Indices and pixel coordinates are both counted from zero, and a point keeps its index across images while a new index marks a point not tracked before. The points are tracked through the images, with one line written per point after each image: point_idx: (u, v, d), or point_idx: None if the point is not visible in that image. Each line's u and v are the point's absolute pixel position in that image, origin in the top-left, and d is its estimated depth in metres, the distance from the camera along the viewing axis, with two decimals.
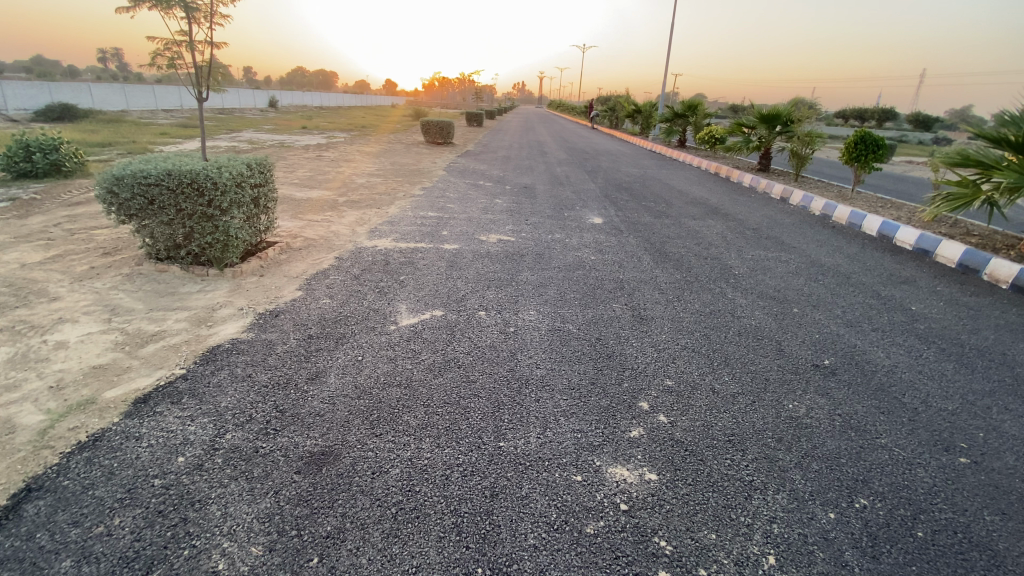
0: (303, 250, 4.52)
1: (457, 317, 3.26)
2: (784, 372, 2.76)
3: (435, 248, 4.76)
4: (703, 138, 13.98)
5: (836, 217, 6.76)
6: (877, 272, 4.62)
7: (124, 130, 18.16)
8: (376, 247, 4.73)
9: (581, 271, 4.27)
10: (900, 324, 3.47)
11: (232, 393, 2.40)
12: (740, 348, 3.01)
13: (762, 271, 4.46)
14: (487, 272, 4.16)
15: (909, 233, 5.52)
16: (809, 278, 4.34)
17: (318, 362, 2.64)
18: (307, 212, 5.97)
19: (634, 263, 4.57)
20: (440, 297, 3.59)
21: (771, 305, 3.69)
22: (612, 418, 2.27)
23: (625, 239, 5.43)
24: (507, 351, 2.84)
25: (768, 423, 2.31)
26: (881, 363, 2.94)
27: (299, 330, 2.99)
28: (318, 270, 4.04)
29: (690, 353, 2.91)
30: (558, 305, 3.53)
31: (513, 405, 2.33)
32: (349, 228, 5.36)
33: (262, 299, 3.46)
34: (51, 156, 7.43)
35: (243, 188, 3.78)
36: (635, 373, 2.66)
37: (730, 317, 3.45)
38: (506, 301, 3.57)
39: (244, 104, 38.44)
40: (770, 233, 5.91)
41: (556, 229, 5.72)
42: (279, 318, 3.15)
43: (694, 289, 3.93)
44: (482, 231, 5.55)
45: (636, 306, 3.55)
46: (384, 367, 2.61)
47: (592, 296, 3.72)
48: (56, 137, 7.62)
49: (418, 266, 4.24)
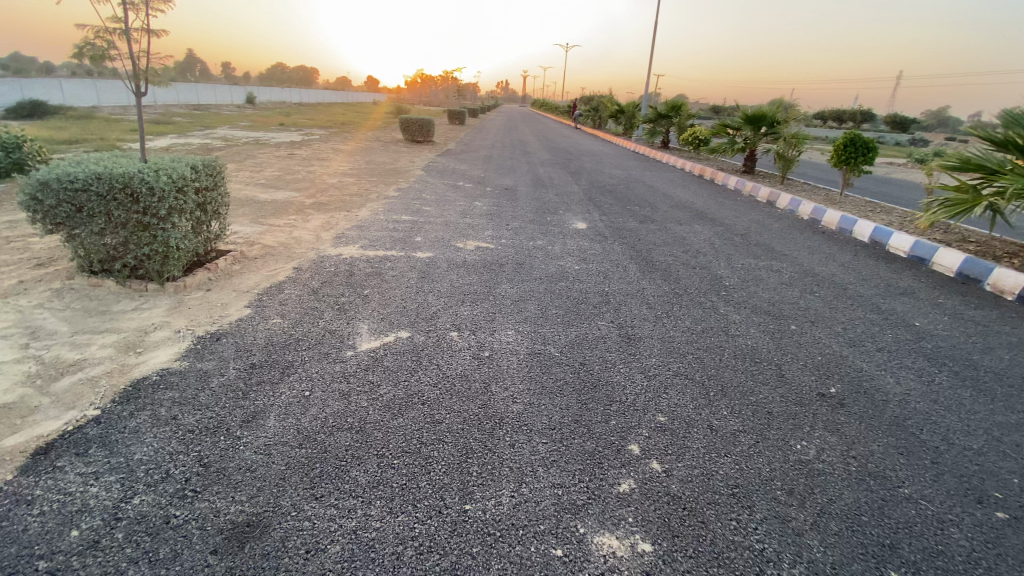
0: (258, 260, 4.12)
1: (425, 339, 2.92)
2: (787, 404, 2.47)
3: (406, 257, 4.41)
4: (686, 139, 13.81)
5: (826, 222, 6.57)
6: (874, 282, 4.40)
7: (90, 126, 17.32)
8: (341, 256, 4.36)
9: (564, 283, 3.95)
10: (906, 343, 3.24)
11: (150, 442, 2.02)
12: (737, 374, 2.72)
13: (755, 282, 4.19)
14: (463, 284, 3.83)
15: (903, 240, 5.33)
16: (805, 289, 4.09)
17: (257, 401, 2.29)
18: (271, 215, 5.55)
19: (621, 273, 4.28)
20: (409, 315, 3.24)
21: (767, 322, 3.41)
22: (598, 467, 1.95)
23: (610, 246, 5.14)
24: (478, 380, 2.51)
25: (775, 470, 2.02)
26: (892, 391, 2.69)
27: (240, 359, 2.63)
28: (274, 283, 3.66)
29: (684, 381, 2.60)
30: (538, 323, 3.21)
31: (483, 452, 2.00)
32: (314, 234, 4.96)
33: (204, 318, 3.06)
34: (14, 155, 6.89)
35: (186, 193, 3.37)
36: (623, 407, 2.34)
37: (724, 336, 3.16)
38: (482, 318, 3.24)
39: (221, 100, 37.34)
40: (760, 240, 5.66)
41: (538, 235, 5.41)
42: (221, 344, 2.77)
43: (685, 304, 3.64)
44: (458, 236, 5.21)
45: (623, 324, 3.25)
46: (335, 406, 2.27)
47: (575, 312, 3.40)
48: (20, 135, 7.10)
49: (386, 277, 3.88)
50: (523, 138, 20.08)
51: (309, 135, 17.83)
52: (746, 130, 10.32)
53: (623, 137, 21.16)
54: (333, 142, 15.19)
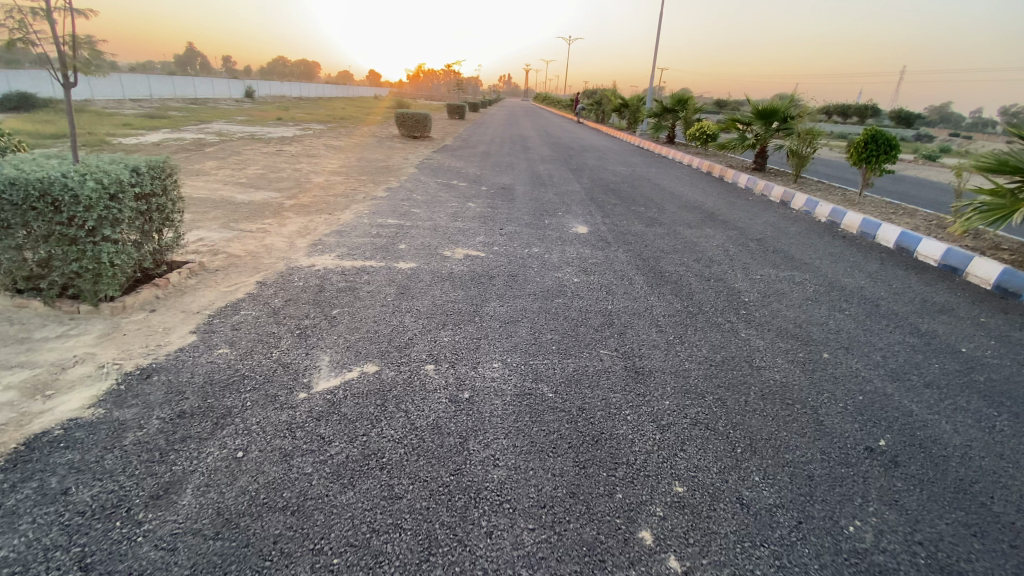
0: (218, 273, 3.67)
1: (394, 374, 2.45)
2: (830, 465, 2.02)
3: (385, 268, 3.93)
4: (694, 133, 13.27)
5: (846, 225, 6.08)
6: (907, 297, 3.93)
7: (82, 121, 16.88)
8: (313, 267, 3.90)
9: (561, 299, 3.50)
10: (957, 377, 2.76)
11: (25, 528, 1.58)
12: (766, 422, 2.26)
13: (776, 298, 3.73)
14: (445, 301, 3.36)
15: (933, 247, 4.85)
16: (832, 307, 3.63)
17: (175, 468, 1.86)
18: (244, 219, 5.12)
19: (625, 287, 3.83)
20: (379, 341, 2.77)
21: (795, 349, 2.96)
22: (599, 571, 1.50)
23: (614, 253, 4.68)
24: (453, 433, 2.06)
25: (825, 568, 1.56)
26: (950, 443, 2.22)
27: (167, 405, 2.20)
28: (229, 302, 3.21)
29: (705, 434, 2.14)
30: (530, 352, 2.74)
31: (451, 547, 1.55)
32: (288, 241, 4.51)
33: (138, 349, 2.64)
34: None
35: (122, 200, 2.93)
36: (631, 473, 1.90)
37: (748, 369, 2.70)
38: (463, 345, 2.77)
39: (219, 94, 36.81)
40: (777, 246, 5.19)
41: (535, 241, 4.95)
42: (150, 385, 2.34)
43: (699, 325, 3.19)
44: (447, 243, 4.75)
45: (629, 353, 2.79)
46: (269, 474, 1.82)
47: (574, 337, 2.94)
48: None
49: (359, 293, 3.41)
50: (524, 133, 19.59)
51: (304, 130, 17.38)
52: (757, 125, 9.80)
53: (626, 132, 20.59)
54: (328, 138, 14.75)
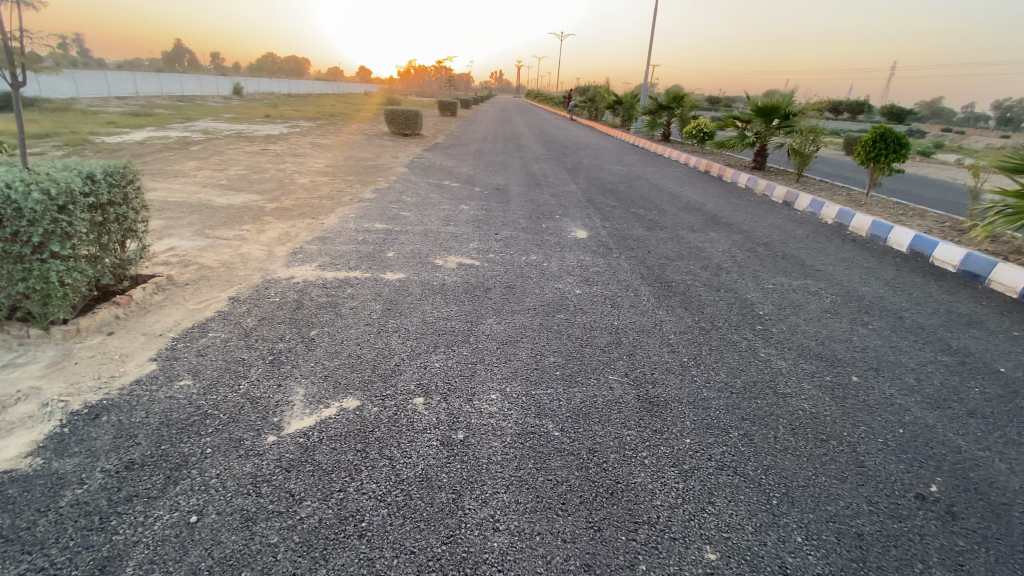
0: (188, 288, 3.35)
1: (378, 411, 2.15)
2: (879, 520, 1.76)
3: (371, 280, 3.63)
4: (690, 131, 13.02)
5: (854, 227, 5.85)
6: (931, 308, 3.69)
7: (60, 120, 16.35)
8: (292, 279, 3.58)
9: (563, 314, 3.23)
10: (1003, 404, 2.51)
11: None
12: (802, 465, 1.99)
13: (793, 311, 3.48)
14: (437, 318, 3.06)
15: (951, 252, 4.62)
16: (854, 320, 3.38)
17: (118, 537, 1.56)
18: (221, 225, 4.79)
19: (631, 299, 3.55)
20: (362, 369, 2.47)
21: (822, 372, 2.70)
22: None
23: (616, 261, 4.40)
24: (445, 487, 1.77)
25: None
26: (1010, 488, 1.97)
27: (117, 453, 1.90)
28: (197, 322, 2.90)
29: (734, 483, 1.87)
30: (531, 380, 2.45)
31: None
32: (266, 249, 4.19)
33: (90, 381, 2.32)
34: None
35: (74, 211, 2.60)
36: (654, 536, 1.62)
37: (773, 398, 2.43)
38: (456, 372, 2.47)
39: (206, 91, 36.07)
40: (786, 251, 4.93)
41: (532, 248, 4.66)
42: (97, 428, 2.03)
43: (715, 344, 2.92)
44: (438, 250, 4.45)
45: (640, 379, 2.50)
46: (227, 546, 1.53)
47: (579, 361, 2.65)
48: None
49: (342, 310, 3.11)
50: (517, 130, 19.27)
51: (292, 128, 16.96)
52: (757, 122, 9.56)
53: (620, 129, 20.33)
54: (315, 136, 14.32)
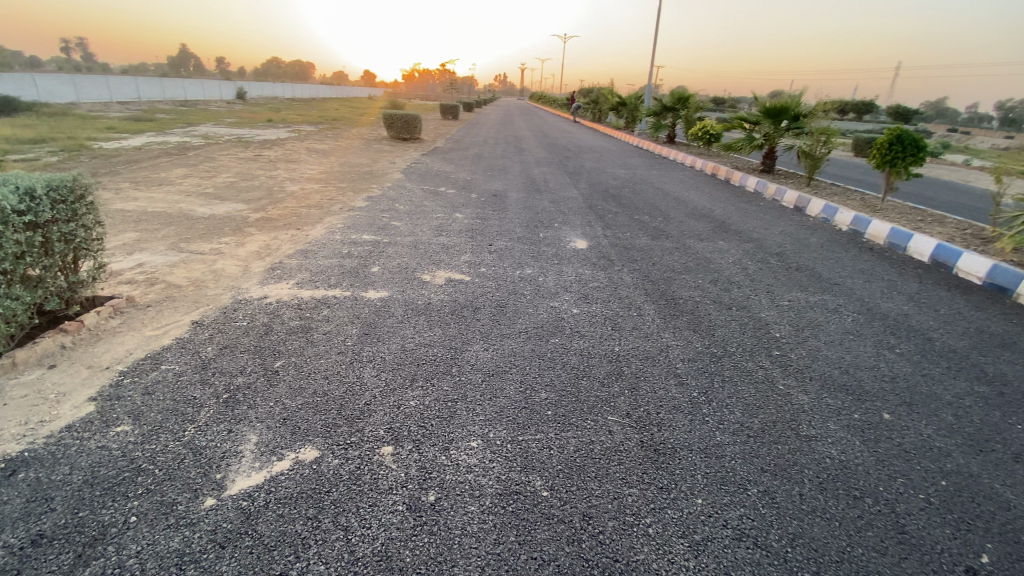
0: (149, 311, 3.09)
1: (337, 466, 1.86)
2: None
3: (351, 299, 3.35)
4: (696, 133, 12.70)
5: (870, 235, 5.52)
6: (963, 327, 3.35)
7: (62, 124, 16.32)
8: (265, 299, 3.31)
9: (558, 338, 2.93)
10: None
11: None
12: (835, 534, 1.68)
13: (812, 332, 3.16)
14: (418, 345, 2.77)
15: (977, 263, 4.28)
16: (879, 344, 3.05)
17: None
18: (198, 237, 4.53)
19: (633, 319, 3.25)
20: (326, 411, 2.17)
21: (848, 408, 2.38)
22: None
23: (618, 274, 4.10)
24: (405, 569, 1.47)
25: None
26: None
27: (24, 522, 1.61)
28: (151, 353, 2.63)
29: (756, 561, 1.55)
30: (519, 422, 2.14)
31: None
32: (241, 264, 3.92)
33: (15, 426, 2.05)
34: None
35: (6, 232, 2.33)
36: None
37: (796, 442, 2.11)
38: (433, 414, 2.17)
39: (209, 95, 36.01)
40: (800, 262, 4.62)
41: (527, 260, 4.37)
42: (9, 488, 1.75)
43: (727, 375, 2.61)
44: (427, 264, 4.16)
45: (643, 421, 2.19)
46: None
47: (574, 398, 2.34)
48: None
49: (313, 336, 2.82)
50: (519, 134, 19.02)
51: (291, 133, 16.78)
52: (765, 124, 9.23)
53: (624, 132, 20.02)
54: (314, 141, 14.11)
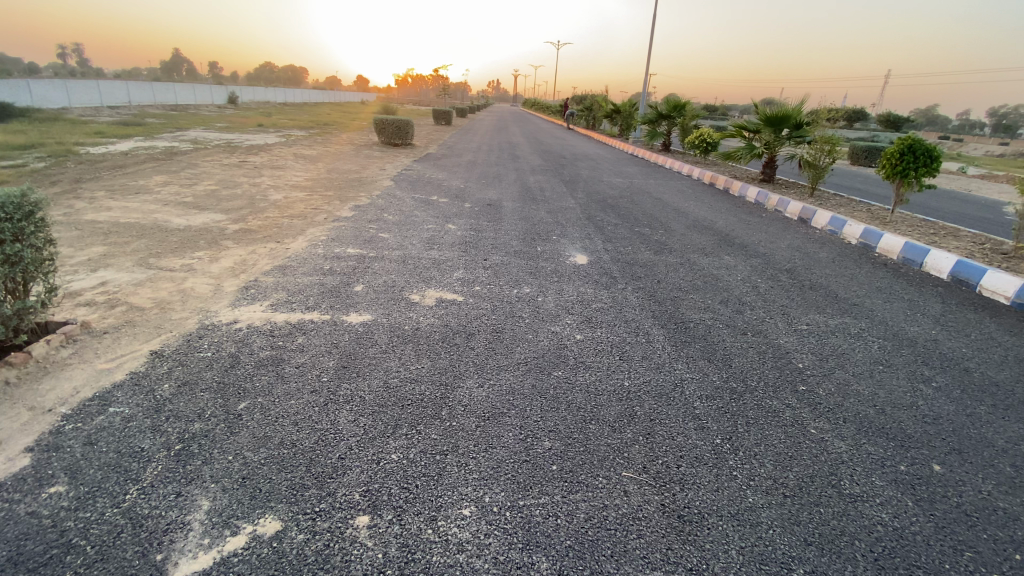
0: (105, 339, 2.76)
1: (301, 546, 1.54)
2: None
3: (330, 324, 3.03)
4: (694, 142, 12.53)
5: (882, 249, 5.28)
6: (998, 355, 3.08)
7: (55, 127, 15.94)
8: (235, 324, 2.99)
9: (560, 370, 2.64)
10: None
11: None
12: None
13: (839, 362, 2.88)
14: (403, 381, 2.46)
15: (1004, 282, 4.03)
16: (913, 376, 2.77)
17: None
18: (171, 251, 4.20)
19: (641, 346, 2.97)
20: (293, 468, 1.86)
21: (892, 458, 2.09)
22: None
23: (622, 294, 3.82)
24: None
25: None
26: None
27: None
28: (100, 391, 2.30)
29: None
30: (519, 482, 1.83)
31: None
32: (213, 283, 3.59)
33: None
34: None
35: None
36: None
37: (841, 505, 1.82)
38: (419, 472, 1.86)
39: (202, 100, 35.62)
40: (812, 280, 4.36)
41: (525, 277, 4.09)
42: None
43: (752, 417, 2.31)
44: (417, 282, 3.86)
45: (662, 478, 1.90)
46: None
47: (582, 448, 2.04)
48: None
49: (285, 371, 2.50)
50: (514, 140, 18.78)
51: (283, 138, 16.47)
52: (765, 133, 9.02)
53: (620, 139, 19.87)
54: (306, 146, 13.81)
